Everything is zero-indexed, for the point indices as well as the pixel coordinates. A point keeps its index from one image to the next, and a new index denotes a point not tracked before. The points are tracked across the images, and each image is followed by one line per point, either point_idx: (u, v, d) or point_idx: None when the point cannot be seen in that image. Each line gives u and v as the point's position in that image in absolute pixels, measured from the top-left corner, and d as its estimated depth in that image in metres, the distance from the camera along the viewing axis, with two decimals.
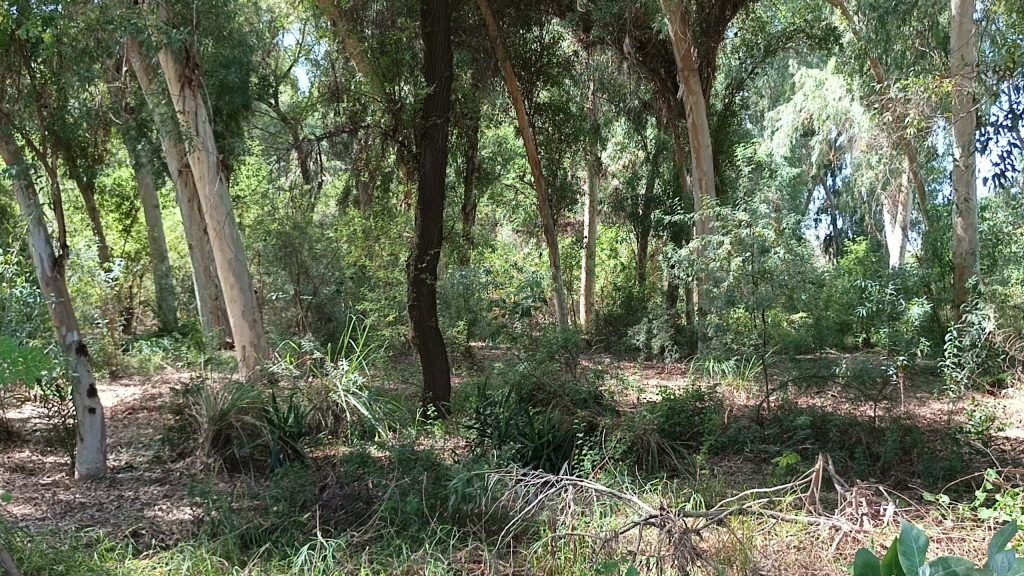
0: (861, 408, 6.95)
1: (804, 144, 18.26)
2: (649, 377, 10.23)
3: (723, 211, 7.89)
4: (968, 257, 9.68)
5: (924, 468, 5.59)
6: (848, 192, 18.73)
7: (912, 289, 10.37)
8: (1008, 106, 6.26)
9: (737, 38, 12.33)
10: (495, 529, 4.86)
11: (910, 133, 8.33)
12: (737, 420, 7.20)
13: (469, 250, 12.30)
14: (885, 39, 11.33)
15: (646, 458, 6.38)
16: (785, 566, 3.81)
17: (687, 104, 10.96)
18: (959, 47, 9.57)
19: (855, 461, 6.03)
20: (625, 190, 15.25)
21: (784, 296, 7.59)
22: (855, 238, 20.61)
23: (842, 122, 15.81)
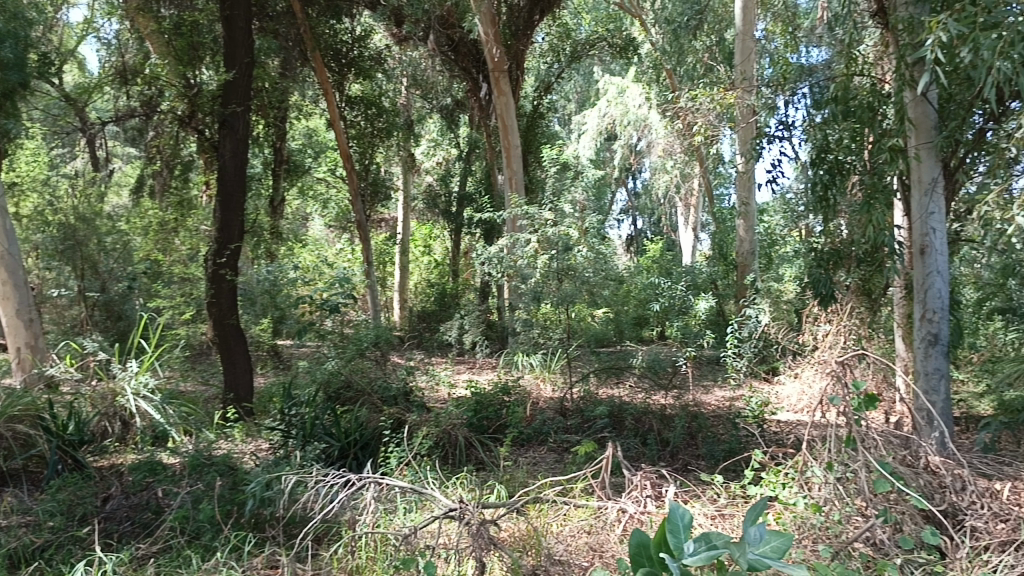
0: (655, 397, 7.39)
1: (608, 148, 19.10)
2: (460, 373, 10.35)
3: (531, 210, 8.17)
4: (749, 256, 10.61)
5: (708, 451, 6.12)
6: (647, 195, 19.81)
7: (701, 285, 11.15)
8: (781, 117, 6.86)
9: (544, 42, 12.65)
10: (295, 532, 4.76)
11: (699, 140, 8.99)
12: (542, 412, 7.46)
13: (276, 244, 11.87)
14: (678, 52, 12.16)
15: (453, 452, 6.48)
16: (575, 550, 3.97)
17: (497, 104, 11.19)
18: (742, 62, 10.37)
19: (646, 447, 6.46)
20: (438, 187, 15.32)
21: (586, 293, 7.96)
22: (654, 237, 21.83)
23: (641, 128, 16.73)
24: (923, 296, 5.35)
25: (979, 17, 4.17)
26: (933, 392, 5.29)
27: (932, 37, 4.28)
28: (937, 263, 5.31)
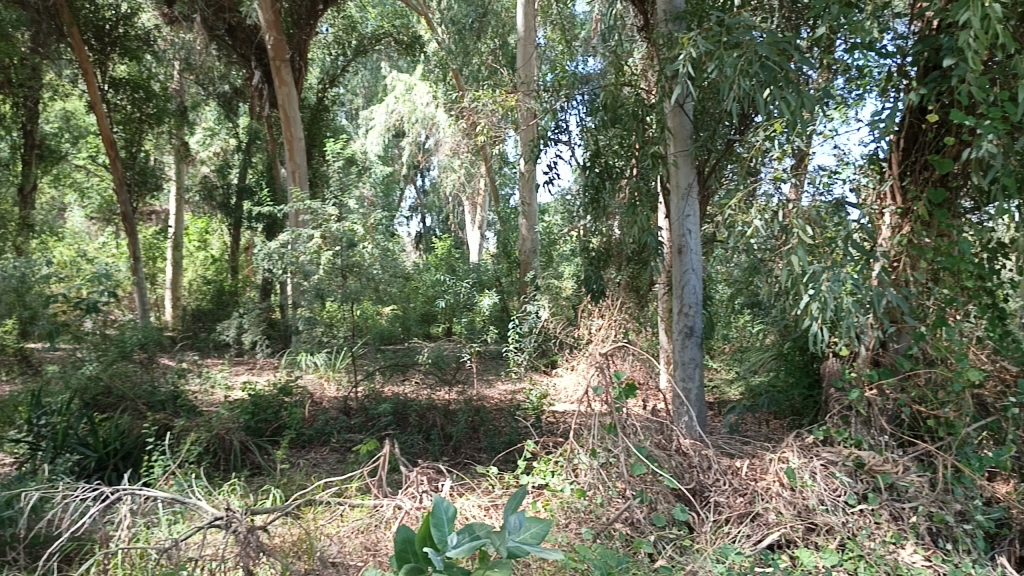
0: (439, 393, 7.47)
1: (396, 144, 19.00)
2: (238, 374, 9.87)
3: (313, 205, 7.95)
4: (531, 255, 11.19)
5: (489, 444, 6.43)
6: (434, 193, 19.90)
7: (486, 283, 11.37)
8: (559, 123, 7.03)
9: (329, 34, 12.35)
10: (38, 553, 4.30)
11: (482, 141, 9.18)
12: (324, 412, 7.29)
13: (25, 237, 10.70)
14: (463, 52, 12.34)
15: (226, 458, 6.18)
16: (349, 551, 3.87)
17: (279, 94, 10.81)
18: (524, 65, 10.78)
19: (429, 443, 6.54)
20: (215, 178, 14.51)
21: (371, 291, 7.90)
22: (442, 235, 21.98)
23: (429, 126, 16.79)
24: (680, 291, 5.78)
25: (724, 37, 4.56)
26: (689, 380, 5.74)
27: (684, 52, 4.63)
28: (691, 262, 5.77)
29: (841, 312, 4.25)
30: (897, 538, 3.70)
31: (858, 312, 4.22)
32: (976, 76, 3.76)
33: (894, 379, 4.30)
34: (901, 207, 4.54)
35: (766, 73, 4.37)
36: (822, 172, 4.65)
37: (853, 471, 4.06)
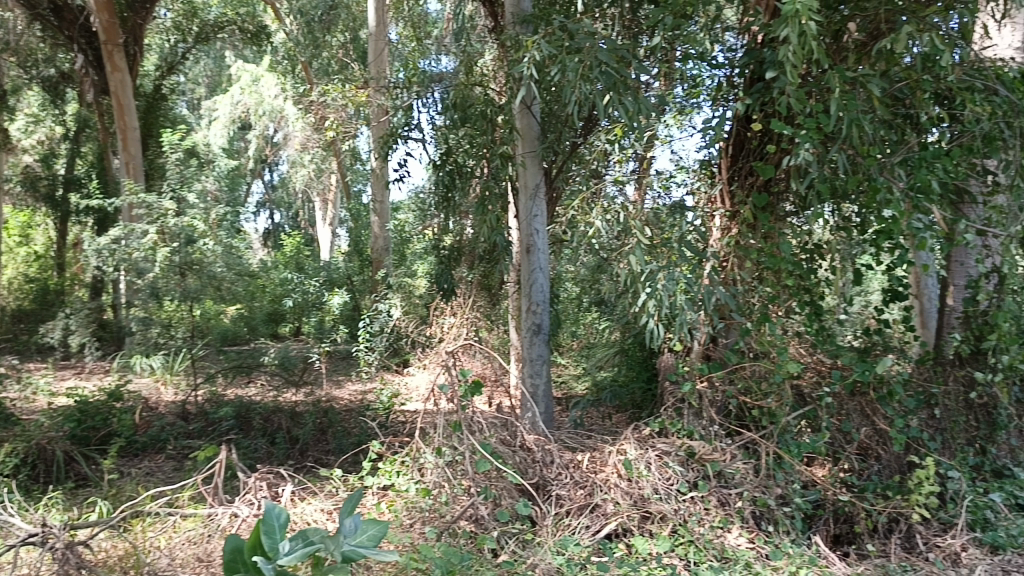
0: (285, 395, 7.25)
1: (241, 137, 18.25)
2: (64, 380, 9.18)
3: (148, 198, 7.56)
4: (383, 252, 11.10)
5: (337, 445, 6.32)
6: (283, 188, 19.26)
7: (336, 281, 11.13)
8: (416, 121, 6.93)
9: (168, 19, 11.71)
10: None
11: (331, 137, 8.98)
12: (159, 417, 6.92)
13: None
14: (313, 45, 12.02)
15: (47, 469, 5.74)
16: (181, 563, 3.68)
17: (111, 81, 10.15)
18: (375, 61, 10.60)
19: (275, 446, 6.34)
20: (39, 168, 13.43)
21: (212, 289, 7.53)
22: (291, 231, 21.31)
23: (277, 119, 16.23)
24: (528, 290, 5.87)
25: (566, 41, 4.65)
26: (537, 376, 5.86)
27: (528, 54, 4.67)
28: (539, 261, 5.87)
29: (675, 309, 4.44)
30: (724, 523, 3.94)
31: (690, 310, 4.43)
32: (794, 89, 4.02)
33: (723, 372, 4.56)
34: (729, 211, 4.80)
35: (606, 78, 4.50)
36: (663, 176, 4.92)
37: (685, 460, 4.27)
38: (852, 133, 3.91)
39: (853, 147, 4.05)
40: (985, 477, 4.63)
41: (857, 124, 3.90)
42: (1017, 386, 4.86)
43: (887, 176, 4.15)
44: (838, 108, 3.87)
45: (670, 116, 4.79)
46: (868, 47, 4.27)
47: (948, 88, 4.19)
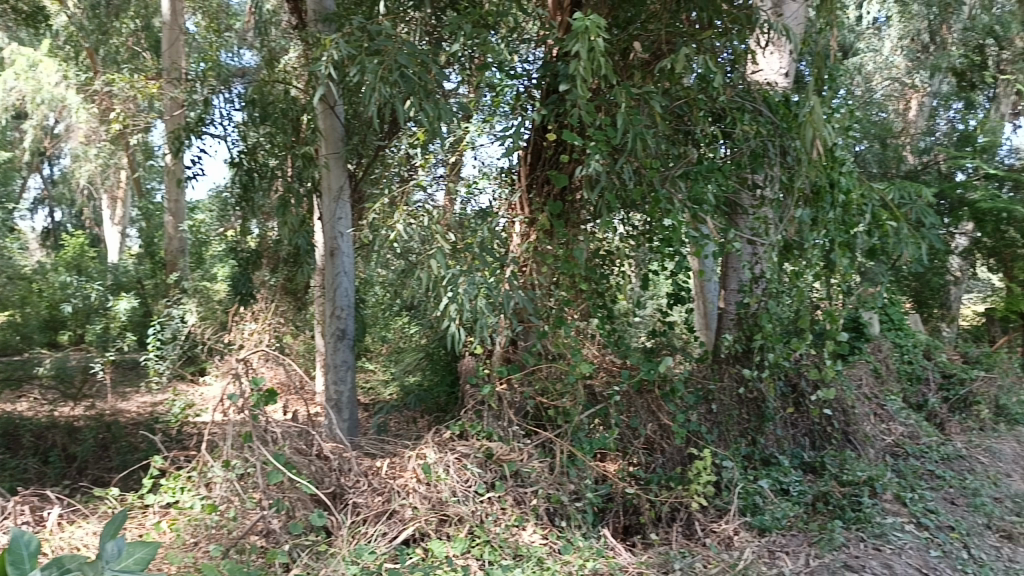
0: (61, 409, 6.64)
1: (14, 126, 16.55)
2: None
3: None
4: (179, 254, 10.51)
5: (120, 462, 5.86)
6: (64, 183, 17.68)
7: (125, 285, 10.36)
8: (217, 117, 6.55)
9: None
10: None
11: (119, 131, 8.35)
12: None
13: None
14: (99, 31, 11.15)
15: None
16: None
17: None
18: (169, 52, 9.81)
19: (47, 465, 5.79)
20: None
21: None
22: (74, 231, 19.59)
23: (58, 109, 14.87)
24: (332, 294, 5.72)
25: (366, 42, 4.58)
26: (341, 382, 5.70)
27: (327, 54, 4.56)
28: (343, 264, 5.74)
29: (476, 313, 4.47)
30: (519, 521, 4.05)
31: (490, 314, 4.48)
32: (586, 101, 4.17)
33: (521, 373, 4.67)
34: (527, 217, 4.89)
35: (406, 83, 4.46)
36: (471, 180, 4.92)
37: (483, 462, 4.32)
38: (637, 146, 4.12)
39: (639, 159, 4.27)
40: (755, 465, 5.09)
41: (642, 138, 4.11)
42: (782, 381, 5.37)
43: (669, 187, 4.43)
44: (624, 123, 4.07)
45: (484, 121, 4.76)
46: (651, 66, 4.52)
47: (721, 108, 4.54)
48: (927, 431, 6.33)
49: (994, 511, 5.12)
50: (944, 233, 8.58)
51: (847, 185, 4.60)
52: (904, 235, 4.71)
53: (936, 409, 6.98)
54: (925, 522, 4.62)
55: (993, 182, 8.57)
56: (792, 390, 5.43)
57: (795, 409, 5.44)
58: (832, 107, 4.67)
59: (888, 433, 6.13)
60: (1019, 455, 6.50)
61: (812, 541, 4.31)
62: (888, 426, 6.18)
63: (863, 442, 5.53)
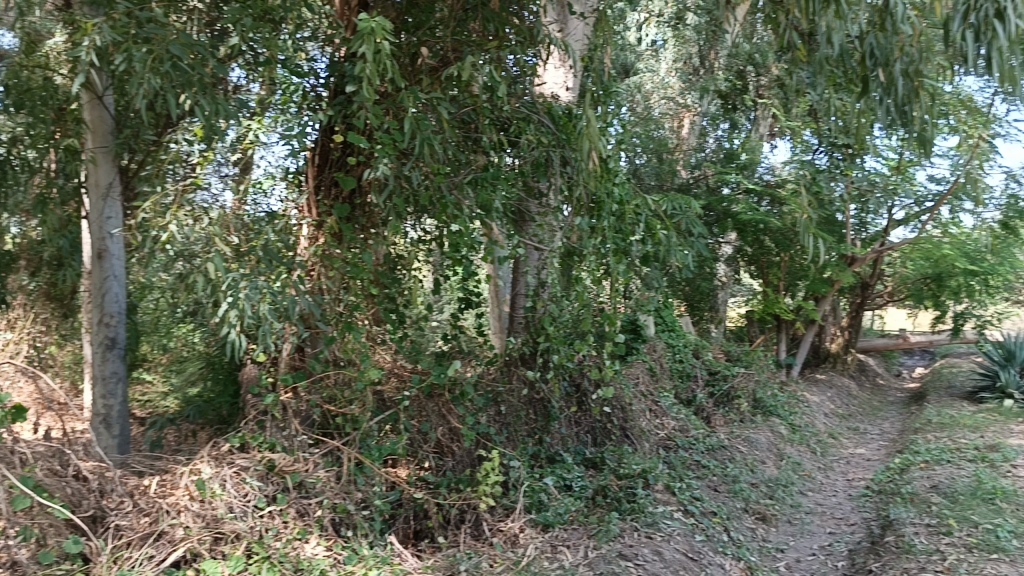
0: None
1: None
2: None
3: None
4: None
5: None
6: None
7: None
8: None
9: None
10: None
11: None
12: None
13: None
14: None
15: None
16: None
17: None
18: None
19: None
20: None
21: None
22: None
23: None
24: (100, 299, 5.22)
25: (133, 28, 4.19)
26: (110, 396, 5.21)
27: (87, 39, 4.14)
28: (113, 268, 5.25)
29: (258, 319, 4.21)
30: (302, 534, 3.94)
31: (274, 320, 4.22)
32: (372, 104, 4.06)
33: (307, 381, 4.47)
34: (315, 221, 4.66)
35: (180, 76, 4.21)
36: (265, 177, 4.62)
37: (264, 474, 4.14)
38: (424, 151, 4.04)
39: (427, 164, 4.16)
40: (540, 463, 5.31)
41: (428, 144, 4.02)
42: (566, 381, 5.60)
43: (457, 194, 4.36)
44: (411, 127, 3.97)
45: (270, 118, 4.51)
46: (438, 71, 4.51)
47: (506, 118, 4.66)
48: (695, 425, 6.90)
49: (750, 495, 5.83)
50: (712, 242, 9.54)
51: (618, 196, 4.90)
52: (673, 244, 5.09)
53: (703, 404, 7.58)
54: (691, 509, 5.10)
55: (753, 196, 9.45)
56: (576, 390, 5.69)
57: (579, 408, 5.70)
58: (608, 121, 4.92)
59: (661, 428, 6.62)
60: (770, 443, 7.23)
61: (590, 533, 4.51)
62: (661, 421, 6.68)
63: (639, 437, 6.04)
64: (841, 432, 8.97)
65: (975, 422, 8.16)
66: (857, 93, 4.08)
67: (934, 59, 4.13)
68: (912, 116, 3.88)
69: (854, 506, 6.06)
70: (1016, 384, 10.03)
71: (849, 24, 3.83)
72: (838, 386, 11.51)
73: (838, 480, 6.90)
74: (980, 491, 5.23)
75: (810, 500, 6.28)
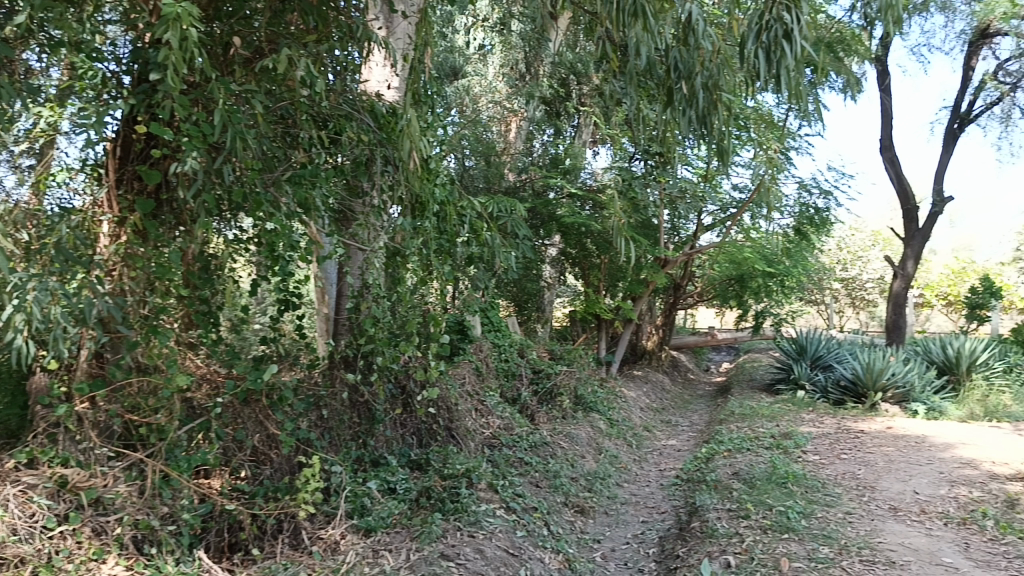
0: None
1: None
2: None
3: None
4: None
5: None
6: None
7: None
8: None
9: None
10: None
11: None
12: None
13: None
14: None
15: None
16: None
17: None
18: None
19: None
20: None
21: None
22: None
23: None
24: None
25: None
26: None
27: None
28: None
29: (48, 324, 3.84)
30: (99, 554, 3.67)
31: (67, 324, 3.87)
32: (179, 94, 3.79)
33: (107, 390, 4.11)
34: (116, 216, 4.31)
35: None
36: (66, 167, 4.40)
37: (55, 492, 3.82)
38: (237, 146, 3.80)
39: (239, 159, 3.93)
40: (364, 467, 5.22)
41: (241, 137, 3.79)
42: (391, 383, 5.54)
43: (274, 190, 4.17)
44: (222, 120, 3.73)
45: (72, 102, 4.28)
46: (252, 63, 4.32)
47: (325, 114, 4.54)
48: (519, 423, 7.05)
49: (570, 489, 6.03)
50: (536, 244, 9.97)
51: (440, 197, 4.87)
52: (497, 245, 5.16)
53: (527, 402, 7.72)
54: (513, 506, 5.20)
55: (576, 200, 9.80)
56: (401, 392, 5.66)
57: (404, 410, 5.69)
58: (430, 122, 4.90)
59: (486, 427, 6.71)
60: (590, 438, 7.49)
61: (413, 535, 4.49)
62: (487, 420, 6.77)
63: (464, 436, 6.11)
64: (655, 425, 9.46)
65: (772, 412, 8.85)
66: (665, 104, 4.31)
67: (731, 74, 4.42)
68: (713, 128, 4.14)
69: (665, 494, 6.42)
70: (808, 376, 10.94)
71: (657, 37, 4.02)
72: (653, 381, 12.13)
73: (651, 471, 7.28)
74: (775, 475, 5.67)
75: (626, 491, 6.59)
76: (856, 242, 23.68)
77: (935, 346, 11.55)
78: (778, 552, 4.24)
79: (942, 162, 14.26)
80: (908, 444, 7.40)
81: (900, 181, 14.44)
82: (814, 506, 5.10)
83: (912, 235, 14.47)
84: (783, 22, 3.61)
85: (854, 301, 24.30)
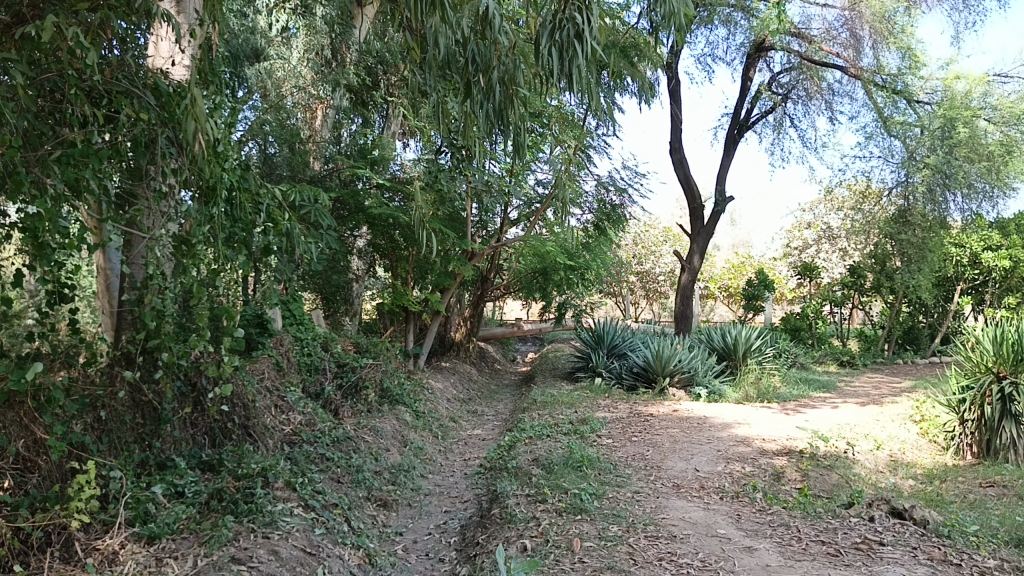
0: None
1: None
2: None
3: None
4: None
5: None
6: None
7: None
8: None
9: None
10: None
11: None
12: None
13: None
14: None
15: None
16: None
17: None
18: None
19: None
20: None
21: None
22: None
23: None
24: None
25: None
26: None
27: None
28: None
29: None
30: None
31: None
32: None
33: None
34: None
35: None
36: None
37: None
38: None
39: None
40: (149, 472, 4.87)
41: None
42: (180, 381, 5.20)
43: (38, 171, 3.75)
44: None
45: None
46: (11, 31, 3.88)
47: (100, 90, 4.06)
48: (322, 418, 6.89)
49: (373, 482, 5.99)
50: (342, 234, 9.77)
51: (230, 182, 4.54)
52: (294, 234, 4.97)
53: (331, 397, 7.50)
54: (312, 504, 5.06)
55: (385, 191, 9.72)
56: (192, 390, 5.33)
57: (194, 409, 5.37)
58: (220, 105, 4.62)
59: (287, 423, 6.49)
60: (395, 431, 7.44)
61: (201, 540, 4.25)
62: (287, 417, 6.54)
63: (262, 434, 5.93)
64: (461, 416, 9.55)
65: (571, 400, 9.20)
66: (463, 96, 4.35)
67: (527, 69, 4.50)
68: (510, 122, 4.24)
69: (468, 483, 6.53)
70: (604, 364, 11.49)
71: (454, 29, 4.05)
72: (461, 373, 12.25)
73: (455, 461, 7.37)
74: (572, 460, 5.90)
75: (430, 482, 6.63)
76: (650, 237, 25.13)
77: (716, 334, 12.48)
78: (571, 533, 4.42)
79: (724, 165, 15.43)
80: (691, 425, 7.93)
81: (688, 182, 15.48)
82: (606, 488, 5.36)
83: (698, 232, 15.57)
84: (574, 22, 3.75)
85: (649, 293, 25.85)
